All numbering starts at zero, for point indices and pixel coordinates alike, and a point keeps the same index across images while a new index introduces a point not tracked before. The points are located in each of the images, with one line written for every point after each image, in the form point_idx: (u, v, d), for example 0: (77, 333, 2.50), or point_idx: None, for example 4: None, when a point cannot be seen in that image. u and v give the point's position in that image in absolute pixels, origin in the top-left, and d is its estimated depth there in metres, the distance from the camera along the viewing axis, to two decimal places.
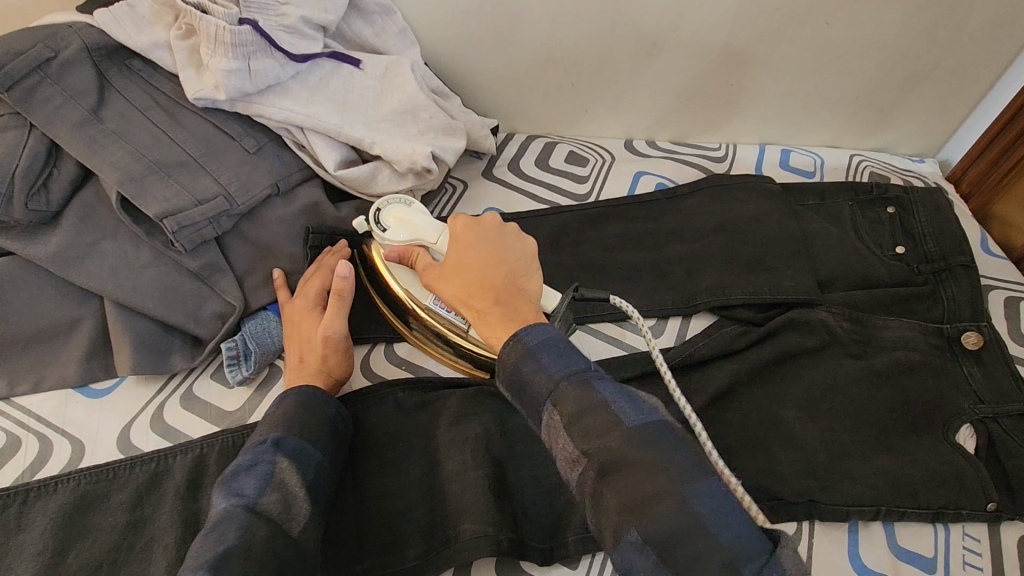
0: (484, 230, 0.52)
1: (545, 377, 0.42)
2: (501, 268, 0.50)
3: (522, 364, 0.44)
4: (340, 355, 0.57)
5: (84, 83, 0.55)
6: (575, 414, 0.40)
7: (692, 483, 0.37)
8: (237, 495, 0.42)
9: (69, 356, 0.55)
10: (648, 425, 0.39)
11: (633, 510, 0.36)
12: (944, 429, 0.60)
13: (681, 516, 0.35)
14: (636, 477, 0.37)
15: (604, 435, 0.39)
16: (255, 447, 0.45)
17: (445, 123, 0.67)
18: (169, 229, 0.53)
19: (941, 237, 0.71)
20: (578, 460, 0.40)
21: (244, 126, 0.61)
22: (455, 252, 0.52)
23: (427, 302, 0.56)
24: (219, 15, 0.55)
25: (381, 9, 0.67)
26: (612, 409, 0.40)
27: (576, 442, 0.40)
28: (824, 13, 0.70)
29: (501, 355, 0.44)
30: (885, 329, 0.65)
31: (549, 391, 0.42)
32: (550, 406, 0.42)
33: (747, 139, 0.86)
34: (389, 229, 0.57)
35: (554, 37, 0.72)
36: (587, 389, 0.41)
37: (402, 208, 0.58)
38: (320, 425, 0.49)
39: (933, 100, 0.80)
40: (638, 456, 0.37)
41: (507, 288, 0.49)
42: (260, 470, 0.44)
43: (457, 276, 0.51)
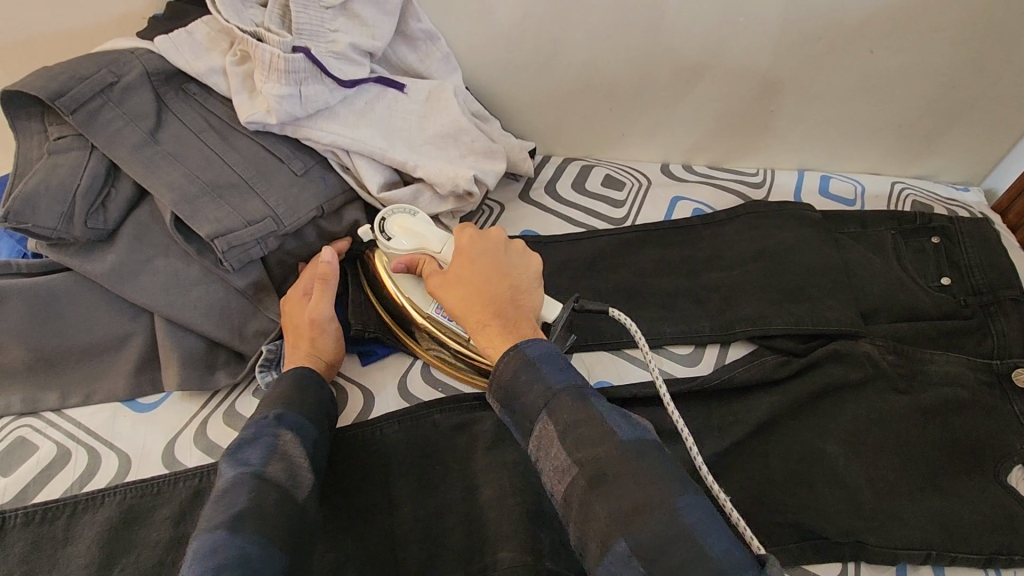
0: (491, 242, 0.53)
1: (542, 388, 0.44)
2: (502, 282, 0.51)
3: (519, 372, 0.45)
4: (329, 339, 0.57)
5: (143, 107, 0.57)
6: (569, 427, 0.42)
7: (679, 497, 0.38)
8: (244, 464, 0.43)
9: (120, 370, 0.57)
10: (637, 442, 0.41)
11: (623, 520, 0.37)
12: (995, 469, 0.58)
13: (669, 525, 0.36)
14: (627, 487, 0.38)
15: (596, 446, 0.40)
16: (256, 421, 0.47)
17: (486, 147, 0.68)
18: (220, 249, 0.54)
19: (989, 269, 0.69)
20: (568, 470, 0.41)
21: (292, 149, 0.62)
22: (460, 264, 0.53)
23: (430, 310, 0.58)
24: (274, 43, 0.57)
25: (426, 36, 0.68)
26: (607, 423, 0.42)
27: (568, 452, 0.41)
28: (869, 41, 0.69)
29: (497, 367, 0.46)
30: (932, 363, 0.63)
31: (546, 401, 0.43)
32: (546, 416, 0.43)
33: (785, 164, 0.85)
34: (396, 239, 0.58)
35: (594, 62, 0.73)
36: (585, 403, 0.43)
37: (407, 218, 0.59)
38: (314, 403, 0.51)
39: (979, 128, 0.79)
40: (629, 468, 0.39)
41: (507, 302, 0.50)
42: (264, 442, 0.45)
43: (458, 288, 0.51)
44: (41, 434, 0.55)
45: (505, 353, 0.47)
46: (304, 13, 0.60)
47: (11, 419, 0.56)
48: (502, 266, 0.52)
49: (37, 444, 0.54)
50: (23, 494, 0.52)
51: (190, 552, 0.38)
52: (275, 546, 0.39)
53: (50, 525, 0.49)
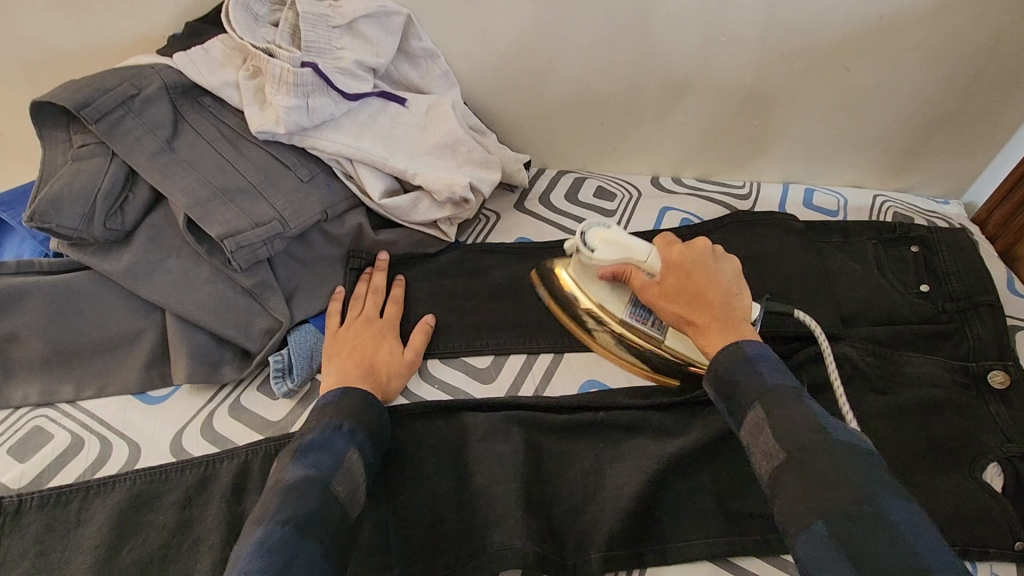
0: (699, 254, 0.57)
1: (758, 381, 0.48)
2: (717, 290, 0.55)
3: (734, 365, 0.50)
4: (402, 377, 0.62)
5: (161, 117, 0.62)
6: (783, 419, 0.45)
7: (892, 501, 0.39)
8: (313, 467, 0.46)
9: (131, 364, 0.60)
10: (851, 444, 0.43)
11: (827, 512, 0.39)
12: (970, 467, 0.60)
13: (875, 522, 0.38)
14: (833, 479, 0.40)
15: (808, 440, 0.43)
16: (329, 428, 0.49)
17: (482, 158, 0.72)
18: (229, 248, 0.58)
19: (965, 276, 0.72)
20: (776, 455, 0.44)
21: (299, 157, 0.66)
22: (674, 276, 0.57)
23: (624, 314, 0.63)
24: (284, 58, 0.62)
25: (426, 54, 0.73)
26: (821, 423, 0.44)
27: (776, 438, 0.44)
28: (845, 60, 0.73)
29: (716, 358, 0.51)
30: (910, 365, 0.66)
31: (762, 392, 0.47)
32: (756, 404, 0.47)
33: (771, 178, 0.89)
34: (597, 249, 0.61)
35: (586, 79, 0.77)
36: (799, 402, 0.45)
37: (605, 230, 0.62)
38: (374, 421, 0.52)
39: (956, 143, 0.82)
40: (829, 460, 0.41)
41: (725, 308, 0.54)
42: (334, 451, 0.48)
43: (678, 293, 0.56)
44: (55, 424, 0.58)
45: (724, 349, 0.51)
46: (313, 31, 0.64)
47: (28, 410, 0.59)
48: (717, 276, 0.55)
49: (52, 434, 0.57)
50: (38, 479, 0.55)
51: (254, 542, 0.40)
52: (329, 557, 0.41)
53: (63, 508, 0.52)
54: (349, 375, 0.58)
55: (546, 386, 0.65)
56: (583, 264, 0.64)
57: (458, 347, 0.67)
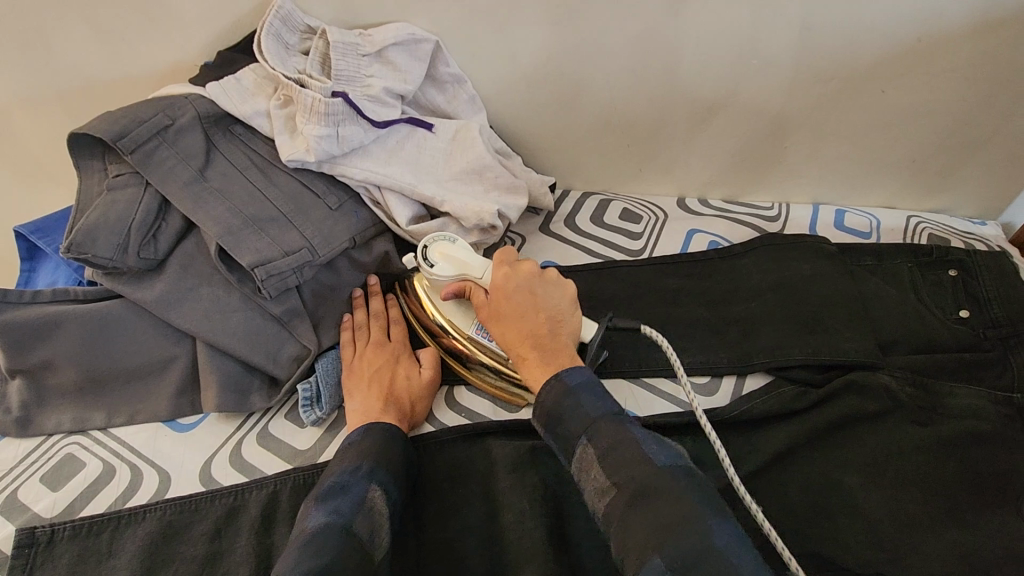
0: (524, 278, 0.58)
1: (582, 414, 0.48)
2: (538, 317, 0.55)
3: (561, 400, 0.49)
4: (426, 402, 0.62)
5: (194, 146, 0.62)
6: (610, 450, 0.46)
7: (710, 518, 0.41)
8: (334, 513, 0.46)
9: (162, 392, 0.60)
10: (675, 467, 0.44)
11: (661, 537, 0.40)
12: (1020, 504, 0.57)
13: (702, 543, 0.39)
14: (666, 505, 0.41)
15: (634, 468, 0.44)
16: (348, 470, 0.50)
17: (509, 183, 0.72)
18: (259, 277, 0.58)
19: (1007, 302, 0.70)
20: (608, 489, 0.44)
21: (328, 185, 0.66)
22: (498, 300, 0.57)
23: (471, 331, 0.63)
24: (316, 88, 0.62)
25: (453, 79, 0.73)
26: (643, 448, 0.45)
27: (608, 472, 0.45)
28: (879, 82, 0.72)
29: (541, 394, 0.50)
30: (952, 397, 0.64)
31: (588, 426, 0.48)
32: (586, 439, 0.47)
33: (800, 199, 0.87)
34: (439, 266, 0.62)
35: (613, 103, 0.77)
36: (622, 429, 0.47)
37: (448, 244, 0.63)
38: (399, 457, 0.53)
39: (994, 165, 0.80)
40: (657, 485, 0.42)
41: (546, 336, 0.54)
42: (355, 493, 0.48)
43: (502, 321, 0.56)
44: (87, 452, 0.59)
45: (546, 382, 0.51)
46: (343, 60, 0.65)
47: (62, 437, 0.60)
48: (537, 301, 0.56)
49: (84, 462, 0.58)
50: (70, 509, 0.55)
51: None
52: None
53: (95, 538, 0.52)
54: (372, 413, 0.57)
55: None
56: (432, 284, 0.64)
57: None
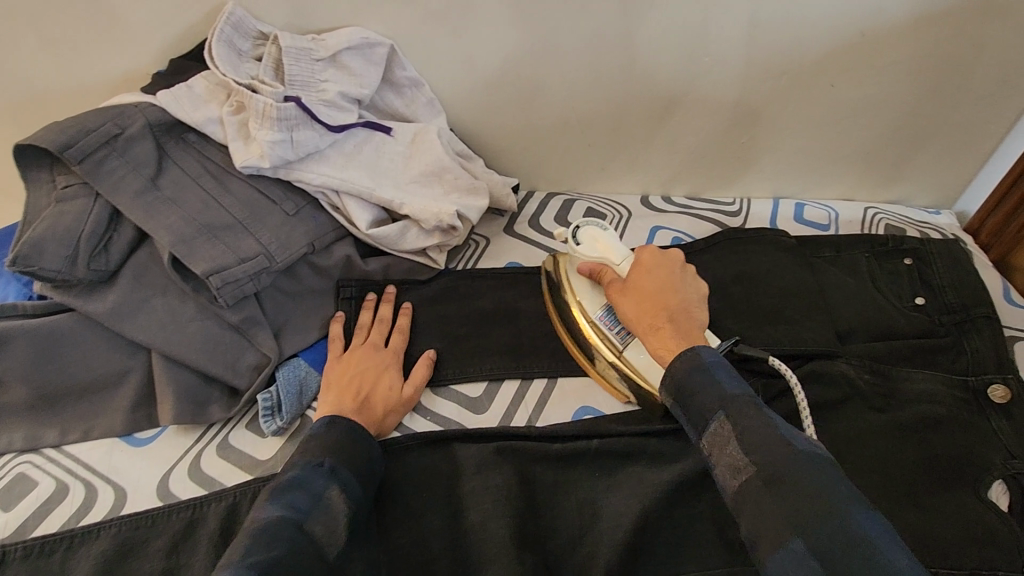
0: (670, 261, 0.60)
1: (717, 391, 0.48)
2: (676, 297, 0.57)
3: (695, 374, 0.49)
4: (401, 412, 0.62)
5: (145, 155, 0.61)
6: (744, 429, 0.45)
7: (856, 511, 0.39)
8: (289, 506, 0.45)
9: (117, 406, 0.59)
10: (817, 456, 0.42)
11: (799, 521, 0.39)
12: (975, 485, 0.58)
13: (846, 531, 0.38)
14: (802, 491, 0.40)
15: (770, 449, 0.43)
16: (309, 466, 0.49)
17: (469, 184, 0.72)
18: (214, 285, 0.58)
19: (960, 288, 0.72)
20: (744, 469, 0.44)
21: (284, 190, 0.66)
22: (639, 275, 0.59)
23: (596, 314, 0.63)
24: (267, 93, 0.62)
25: (411, 83, 0.73)
26: (781, 432, 0.44)
27: (743, 451, 0.44)
28: (830, 75, 0.74)
29: (673, 366, 0.51)
30: (907, 381, 0.65)
31: (722, 403, 0.47)
32: (720, 417, 0.46)
33: (761, 194, 0.89)
34: (582, 244, 0.65)
35: (572, 103, 0.77)
36: (756, 410, 0.46)
37: (599, 230, 0.65)
38: (363, 459, 0.52)
39: (944, 154, 0.82)
40: (798, 470, 0.41)
41: (681, 313, 0.56)
42: (314, 488, 0.47)
43: (641, 295, 0.58)
44: (40, 470, 0.57)
45: (678, 354, 0.52)
46: (296, 65, 0.65)
47: (13, 456, 0.58)
48: (677, 283, 0.58)
49: (37, 480, 0.56)
50: (22, 529, 0.54)
51: None
52: None
53: (47, 559, 0.51)
54: (346, 410, 0.57)
55: (539, 416, 0.64)
56: (572, 258, 0.67)
57: (448, 376, 0.66)
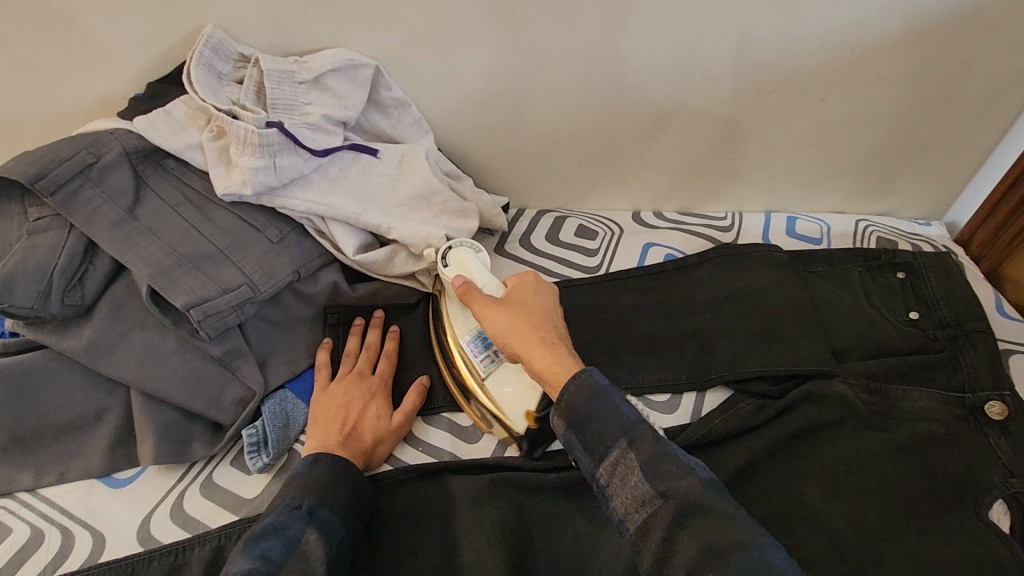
0: (544, 287, 0.61)
1: (616, 418, 0.47)
2: (551, 319, 0.57)
3: (594, 401, 0.48)
4: (391, 441, 0.60)
5: (122, 184, 0.59)
6: (649, 459, 0.44)
7: (760, 539, 0.40)
8: (262, 554, 0.42)
9: (95, 445, 0.57)
10: (713, 482, 0.43)
11: (711, 553, 0.39)
12: (976, 506, 0.58)
13: (756, 563, 0.38)
14: (710, 523, 0.40)
15: (676, 479, 0.43)
16: (284, 510, 0.47)
17: (458, 206, 0.70)
18: (195, 318, 0.56)
19: (955, 302, 0.71)
20: (650, 500, 0.43)
21: (268, 217, 0.64)
22: (515, 297, 0.59)
23: (464, 339, 0.63)
24: (248, 120, 0.60)
25: (397, 103, 0.72)
26: (682, 462, 0.44)
27: (648, 481, 0.44)
28: (819, 90, 0.73)
29: (570, 390, 0.49)
30: (906, 399, 0.64)
31: (627, 432, 0.46)
32: (626, 445, 0.46)
33: (752, 208, 0.88)
34: (450, 266, 0.64)
35: (561, 121, 0.76)
36: (658, 438, 0.46)
37: (468, 253, 0.65)
38: (345, 497, 0.51)
39: (934, 167, 0.82)
40: (704, 500, 0.42)
41: (558, 333, 0.56)
42: (289, 534, 0.45)
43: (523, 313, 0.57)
44: (15, 516, 0.55)
45: (571, 373, 0.50)
46: (279, 88, 0.63)
47: None
48: (549, 306, 0.59)
49: (11, 527, 0.54)
50: None
51: None
52: None
53: None
54: (332, 444, 0.56)
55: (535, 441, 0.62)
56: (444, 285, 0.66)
57: (441, 404, 0.64)
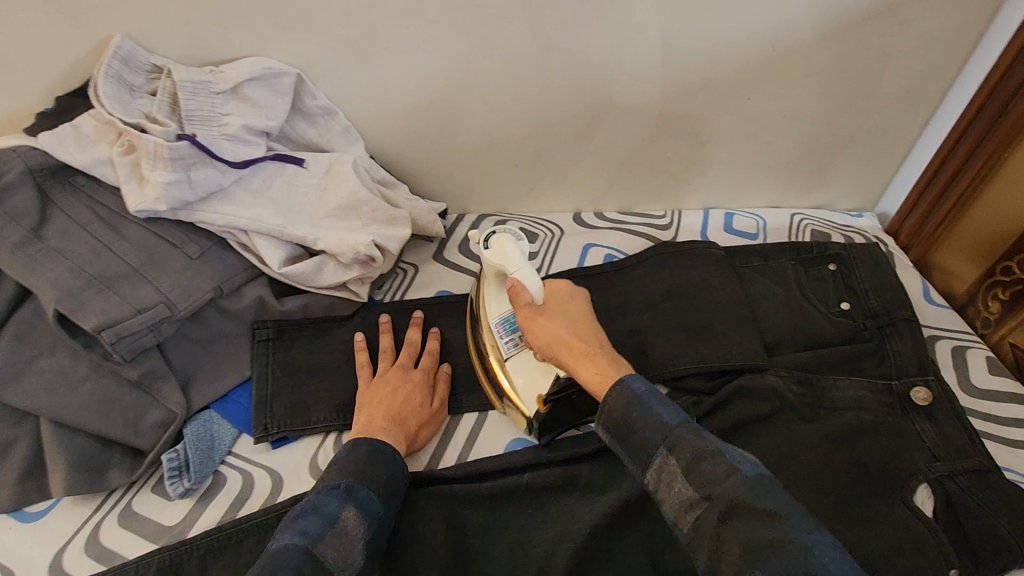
0: (579, 299, 0.62)
1: (656, 422, 0.47)
2: (592, 330, 0.58)
3: (630, 408, 0.49)
4: (429, 429, 0.62)
5: (25, 204, 0.57)
6: (691, 460, 0.44)
7: (811, 533, 0.39)
8: (301, 532, 0.45)
9: (4, 478, 0.55)
10: (759, 478, 0.42)
11: (753, 556, 0.38)
12: (902, 491, 0.59)
13: (807, 565, 0.37)
14: (755, 520, 0.39)
15: (721, 479, 0.42)
16: (325, 488, 0.49)
17: (388, 214, 0.69)
18: (107, 340, 0.54)
19: (882, 292, 0.73)
20: (695, 504, 0.43)
21: (187, 233, 0.62)
22: (558, 304, 0.60)
23: (493, 318, 0.63)
24: (158, 134, 0.58)
25: (323, 111, 0.71)
26: (729, 459, 0.43)
27: (693, 485, 0.43)
28: (744, 89, 0.74)
29: (608, 399, 0.50)
30: (835, 389, 0.65)
31: (666, 436, 0.46)
32: (665, 450, 0.46)
33: (691, 205, 0.89)
34: (492, 249, 0.61)
35: (493, 125, 0.76)
36: (699, 436, 0.45)
37: (511, 239, 0.62)
38: (384, 476, 0.52)
39: (863, 161, 0.83)
40: (754, 498, 0.40)
41: (600, 345, 0.57)
42: (328, 511, 0.47)
43: (570, 323, 0.58)
44: None
45: (611, 387, 0.51)
46: (193, 99, 0.62)
47: None
48: (588, 316, 0.59)
49: None
50: None
51: None
52: None
53: None
54: (377, 428, 0.57)
55: (470, 451, 0.63)
56: (486, 266, 0.64)
57: None
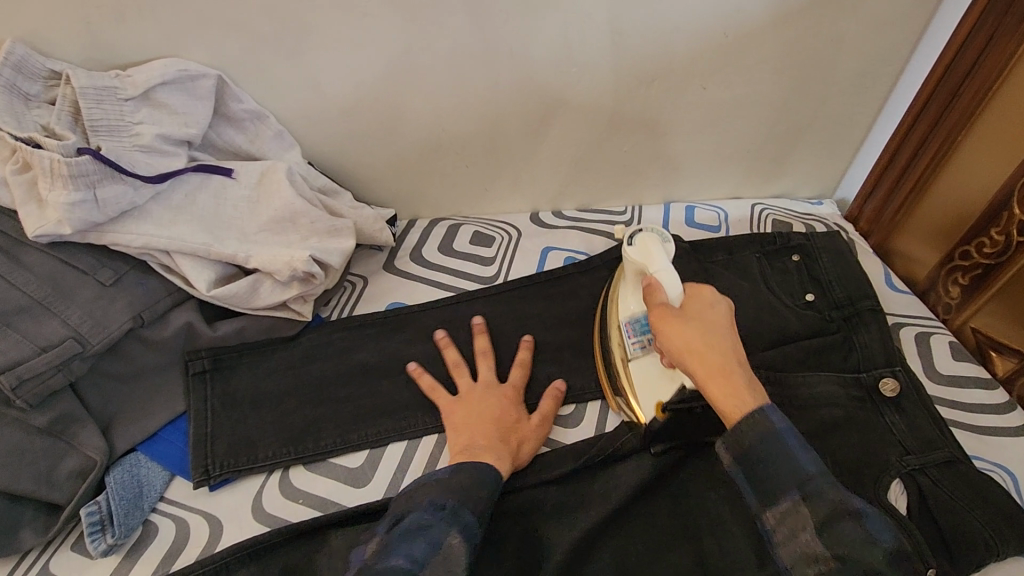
0: (726, 310, 0.55)
1: (793, 467, 0.44)
2: (729, 340, 0.52)
3: (764, 439, 0.45)
4: (534, 442, 0.59)
5: None
6: (827, 521, 0.42)
7: None
8: (405, 557, 0.42)
9: None
10: (898, 553, 0.40)
11: None
12: (876, 489, 0.57)
13: None
14: None
15: (860, 549, 0.40)
16: (432, 509, 0.46)
17: (329, 225, 0.64)
18: (7, 385, 0.49)
19: (846, 282, 0.71)
20: (822, 560, 0.41)
21: (98, 257, 0.56)
22: (693, 308, 0.54)
23: (625, 319, 0.62)
24: (53, 148, 0.51)
25: (252, 116, 0.65)
26: (871, 530, 0.41)
27: (823, 544, 0.41)
28: (698, 79, 0.71)
29: (738, 420, 0.46)
30: (805, 385, 0.63)
31: (803, 485, 0.43)
32: (799, 498, 0.43)
33: (652, 200, 0.87)
34: (635, 247, 0.61)
35: (440, 123, 0.71)
36: (842, 495, 0.42)
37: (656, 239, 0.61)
38: (485, 501, 0.48)
39: (820, 148, 0.82)
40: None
41: (736, 359, 0.51)
42: (433, 538, 0.44)
43: (701, 332, 0.52)
44: None
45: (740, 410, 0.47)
46: (98, 108, 0.55)
47: None
48: (728, 326, 0.53)
49: None
50: None
51: None
52: None
53: None
54: (480, 447, 0.54)
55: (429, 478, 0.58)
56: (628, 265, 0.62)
57: (329, 446, 0.59)
